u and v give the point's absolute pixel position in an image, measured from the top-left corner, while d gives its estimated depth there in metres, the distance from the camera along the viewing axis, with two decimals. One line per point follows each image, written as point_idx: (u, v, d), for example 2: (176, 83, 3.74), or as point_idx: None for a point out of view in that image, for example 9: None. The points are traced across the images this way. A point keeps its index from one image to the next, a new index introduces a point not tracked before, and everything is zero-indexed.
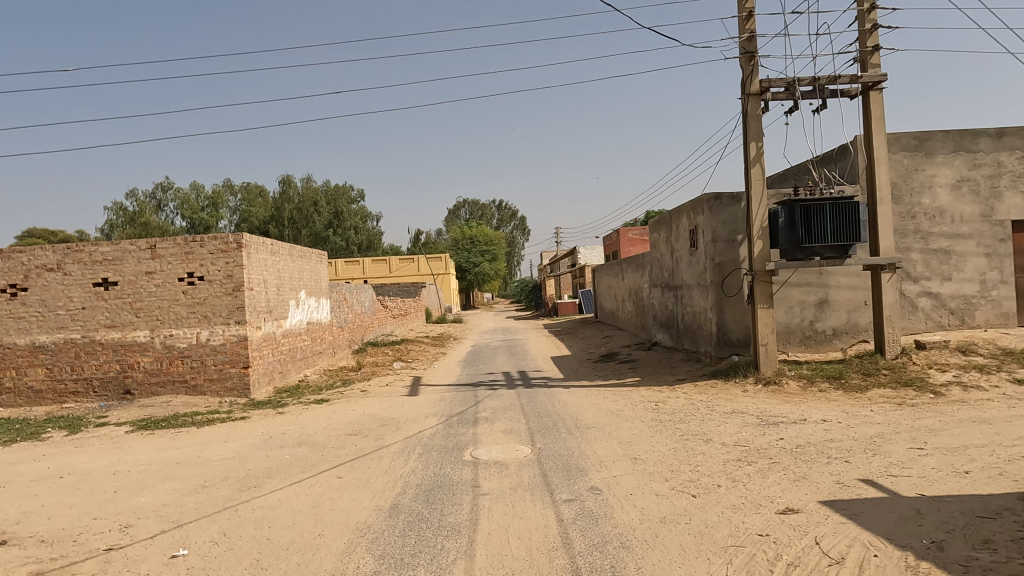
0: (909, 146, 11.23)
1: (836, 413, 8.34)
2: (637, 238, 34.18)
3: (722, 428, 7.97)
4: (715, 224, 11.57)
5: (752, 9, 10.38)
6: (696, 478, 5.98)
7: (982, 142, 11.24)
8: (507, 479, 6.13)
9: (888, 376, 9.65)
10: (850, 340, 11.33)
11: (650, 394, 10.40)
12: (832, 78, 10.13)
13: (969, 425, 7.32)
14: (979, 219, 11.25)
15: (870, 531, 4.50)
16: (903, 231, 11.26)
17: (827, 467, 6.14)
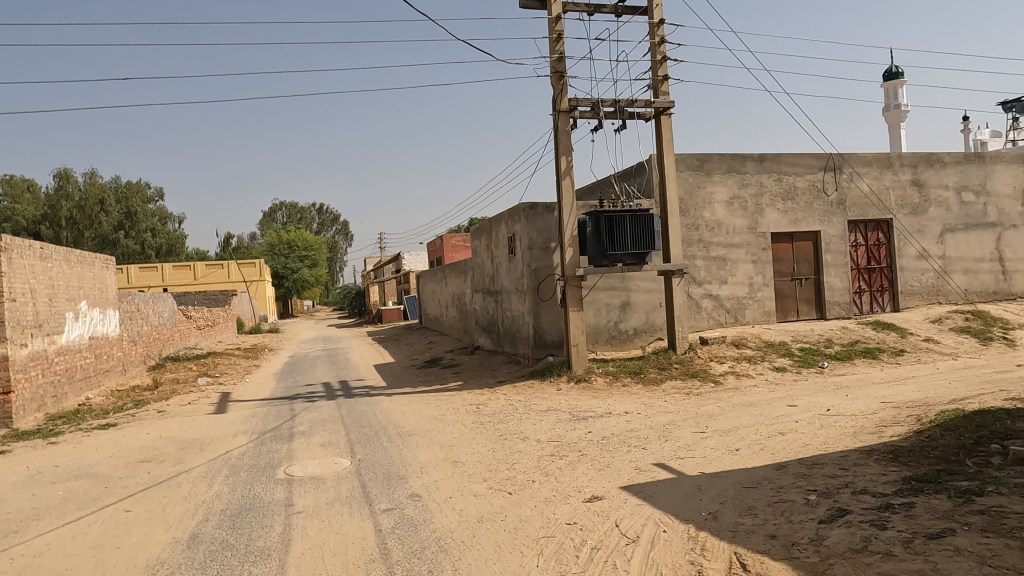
0: (693, 165, 12.75)
1: (635, 405, 9.21)
2: (460, 244, 34.73)
3: (537, 426, 8.40)
4: (530, 232, 12.19)
5: (561, 32, 11.11)
6: (512, 476, 6.24)
7: (748, 165, 13.11)
8: (324, 495, 5.90)
9: (678, 369, 10.86)
10: (649, 339, 12.56)
11: (471, 397, 10.63)
12: (630, 101, 11.19)
13: (740, 409, 8.49)
14: (747, 231, 13.10)
15: (660, 509, 5.02)
16: (689, 240, 12.75)
17: (628, 455, 6.74)
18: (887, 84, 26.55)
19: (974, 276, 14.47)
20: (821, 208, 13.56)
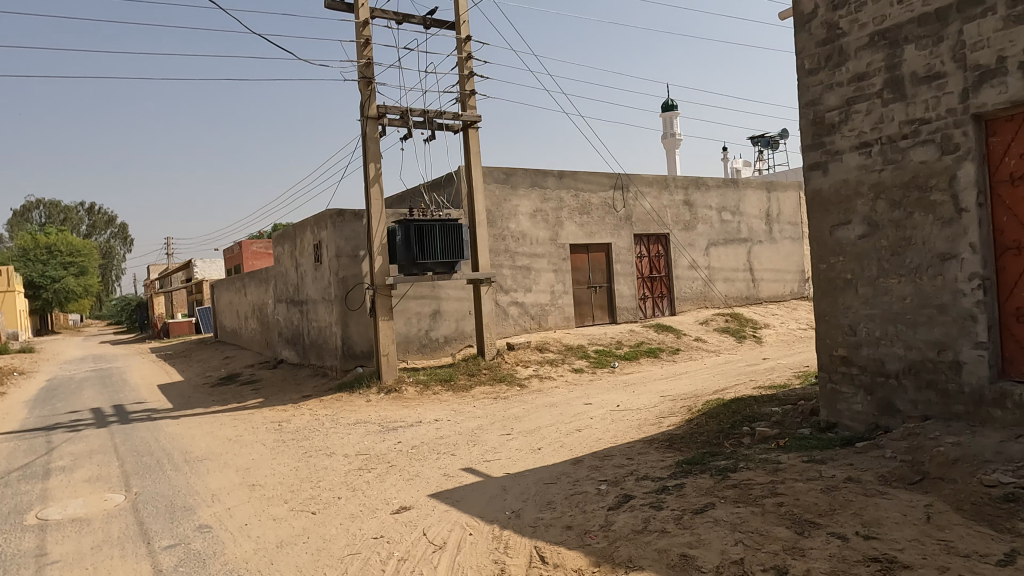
0: (499, 179, 13.30)
1: (445, 412, 9.32)
2: (261, 251, 32.40)
3: (345, 440, 8.12)
4: (338, 240, 11.78)
5: (369, 38, 10.94)
6: (316, 495, 5.95)
7: (549, 180, 14.00)
8: (90, 538, 5.11)
9: (487, 374, 11.21)
10: (459, 346, 12.80)
11: (273, 414, 9.96)
12: (439, 113, 11.35)
13: (542, 410, 9.00)
14: (549, 242, 13.97)
15: (467, 513, 5.14)
16: (496, 250, 13.26)
17: (436, 463, 6.79)
18: (664, 114, 30.05)
19: (732, 283, 16.93)
20: (612, 222, 14.92)
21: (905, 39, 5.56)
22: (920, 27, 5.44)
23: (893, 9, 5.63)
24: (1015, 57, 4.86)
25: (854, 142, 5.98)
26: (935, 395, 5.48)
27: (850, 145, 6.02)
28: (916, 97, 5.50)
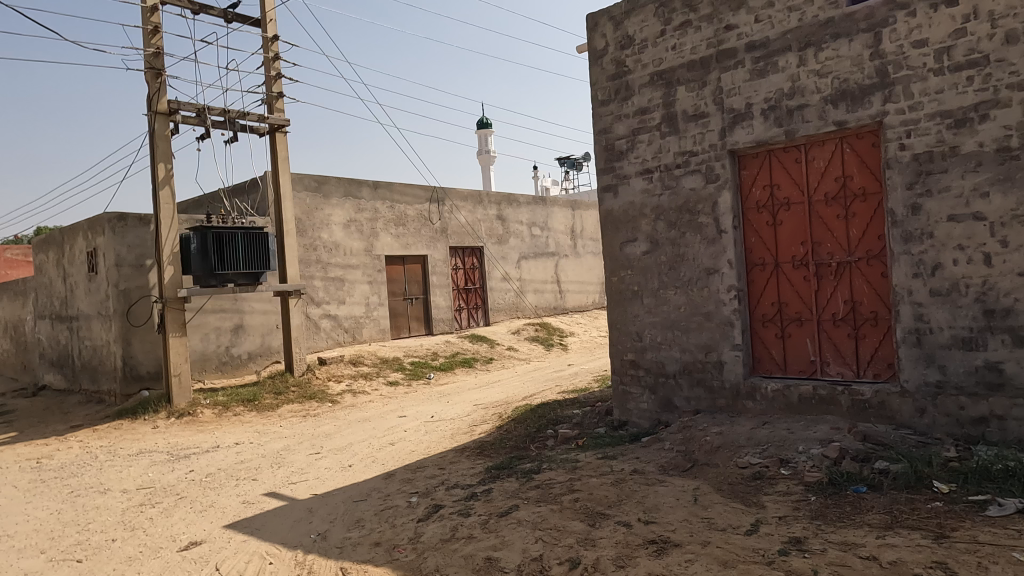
0: (310, 186, 12.74)
1: (247, 434, 8.66)
2: (18, 258, 27.55)
3: (124, 473, 7.17)
4: (118, 247, 10.42)
5: (158, 25, 9.89)
6: (84, 540, 5.18)
7: (364, 191, 13.73)
8: None
9: (296, 392, 10.63)
10: (264, 362, 11.97)
11: (30, 450, 8.49)
12: (242, 113, 10.60)
13: (355, 426, 8.76)
14: (363, 253, 13.67)
15: (268, 541, 4.82)
16: (307, 261, 12.67)
17: (235, 490, 6.27)
18: (479, 130, 31.03)
19: (541, 294, 17.92)
20: (428, 234, 15.02)
21: (678, 80, 6.36)
22: (689, 72, 6.27)
23: (668, 53, 6.42)
24: (758, 105, 5.82)
25: (639, 168, 6.69)
26: (703, 392, 6.29)
27: (636, 170, 6.72)
28: (687, 132, 6.32)
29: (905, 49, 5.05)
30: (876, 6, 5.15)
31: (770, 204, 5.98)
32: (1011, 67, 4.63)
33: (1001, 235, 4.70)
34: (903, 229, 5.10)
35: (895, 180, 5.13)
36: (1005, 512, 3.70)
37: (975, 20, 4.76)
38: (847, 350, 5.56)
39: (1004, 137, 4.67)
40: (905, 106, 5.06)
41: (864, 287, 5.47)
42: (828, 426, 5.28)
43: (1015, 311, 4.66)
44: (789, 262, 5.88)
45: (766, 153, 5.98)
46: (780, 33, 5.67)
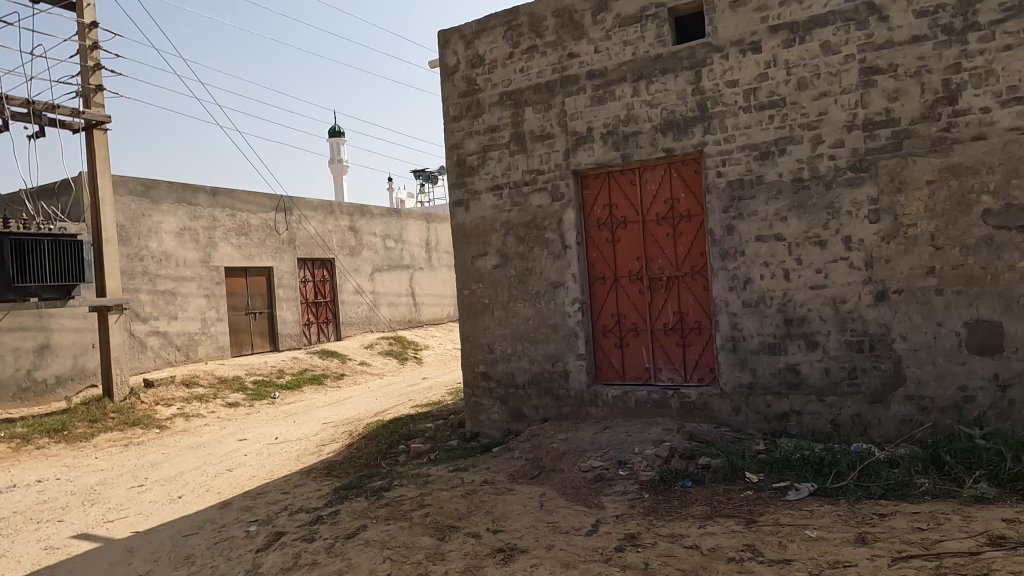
0: (136, 190, 11.55)
1: (53, 470, 7.59)
2: None
3: None
4: None
5: None
6: None
7: (200, 197, 12.72)
8: None
9: (115, 419, 9.51)
10: (77, 387, 10.58)
11: None
12: (50, 106, 9.38)
13: (187, 453, 8.02)
14: (199, 264, 12.63)
15: None
16: (130, 272, 11.44)
17: (35, 535, 5.46)
18: (331, 138, 30.00)
19: (395, 308, 17.64)
20: (273, 245, 14.22)
21: (525, 102, 6.62)
22: (536, 94, 6.56)
23: (516, 75, 6.67)
24: (598, 129, 6.23)
25: (489, 184, 6.86)
26: (550, 401, 6.55)
27: (486, 186, 6.88)
28: (534, 151, 6.59)
29: (720, 87, 5.68)
30: (697, 48, 5.74)
31: (609, 222, 6.39)
32: (802, 109, 5.38)
33: (797, 253, 5.42)
34: (721, 247, 5.70)
35: (713, 204, 5.73)
36: (801, 495, 4.26)
37: (774, 67, 5.48)
38: (676, 357, 6.08)
39: (797, 169, 5.40)
40: (721, 138, 5.68)
41: (689, 299, 6.02)
42: (660, 427, 5.73)
43: (808, 320, 5.39)
44: (626, 276, 6.32)
45: (605, 174, 6.39)
46: (617, 64, 6.12)
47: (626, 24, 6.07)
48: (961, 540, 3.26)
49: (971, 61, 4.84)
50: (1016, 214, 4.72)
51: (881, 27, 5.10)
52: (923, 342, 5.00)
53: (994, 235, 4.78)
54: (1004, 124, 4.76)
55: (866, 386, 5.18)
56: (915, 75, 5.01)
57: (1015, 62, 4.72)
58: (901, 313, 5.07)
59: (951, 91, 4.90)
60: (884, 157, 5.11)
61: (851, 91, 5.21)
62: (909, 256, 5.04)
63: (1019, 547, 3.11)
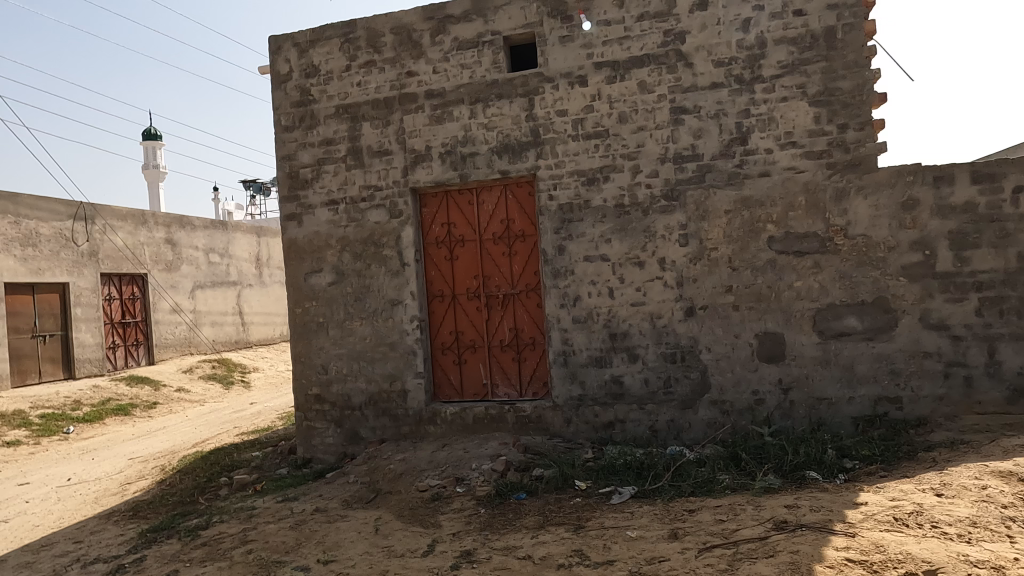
0: None
1: None
2: None
3: None
4: None
5: None
6: None
7: None
8: None
9: None
10: None
11: None
12: None
13: None
14: None
15: None
16: None
17: None
18: (146, 140, 27.13)
19: (219, 328, 16.24)
20: (69, 258, 12.48)
21: (363, 116, 6.51)
22: (374, 109, 6.47)
23: (353, 89, 6.53)
24: (437, 148, 6.29)
25: (323, 198, 6.62)
26: (388, 421, 6.41)
27: (321, 201, 6.63)
28: (372, 167, 6.48)
29: (551, 116, 6.01)
30: (530, 77, 6.04)
31: (447, 240, 6.45)
32: (622, 141, 5.86)
33: (620, 273, 5.85)
34: (553, 266, 5.99)
35: (545, 225, 6.01)
36: (623, 499, 4.57)
37: (599, 100, 5.91)
38: (512, 373, 6.25)
39: (619, 195, 5.86)
40: (552, 163, 6.00)
41: (524, 316, 6.24)
42: (497, 442, 5.85)
43: (629, 334, 5.83)
44: (464, 294, 6.40)
45: (443, 193, 6.46)
46: (455, 86, 6.23)
47: (463, 48, 6.21)
48: (753, 527, 3.69)
49: (757, 108, 5.60)
50: (793, 241, 5.51)
51: (687, 72, 5.73)
52: (724, 353, 5.62)
53: (777, 258, 5.54)
54: (782, 164, 5.55)
55: (678, 394, 5.71)
56: (714, 117, 5.68)
57: (790, 112, 5.53)
58: (706, 327, 5.67)
59: (742, 133, 5.63)
60: (691, 188, 5.71)
61: (663, 127, 5.78)
62: (712, 276, 5.66)
63: (797, 528, 3.59)
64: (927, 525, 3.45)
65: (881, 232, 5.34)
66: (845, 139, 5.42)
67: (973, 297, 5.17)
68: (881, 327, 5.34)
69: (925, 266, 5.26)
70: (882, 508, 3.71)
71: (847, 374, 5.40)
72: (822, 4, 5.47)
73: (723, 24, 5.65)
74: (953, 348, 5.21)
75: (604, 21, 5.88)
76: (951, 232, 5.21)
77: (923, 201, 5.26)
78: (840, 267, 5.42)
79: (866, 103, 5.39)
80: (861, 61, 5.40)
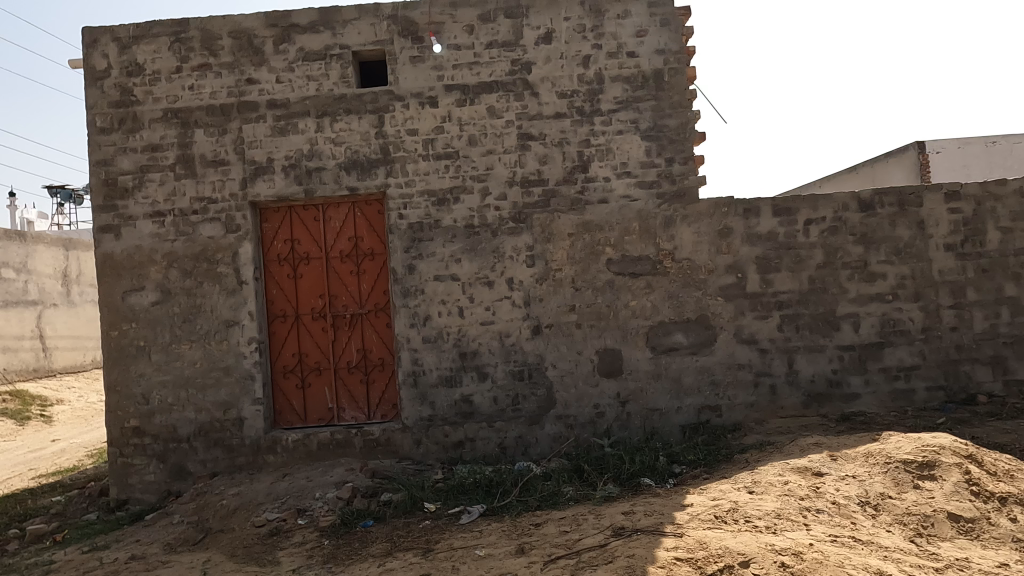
0: None
1: None
2: None
3: None
4: None
5: None
6: None
7: None
8: None
9: None
10: None
11: None
12: None
13: None
14: None
15: None
16: None
17: None
18: None
19: (13, 355, 13.99)
20: None
21: (195, 122, 6.02)
22: (208, 116, 6.01)
23: (184, 92, 6.03)
24: (279, 161, 5.98)
25: (147, 209, 6.01)
26: (221, 452, 5.89)
27: (144, 212, 6.01)
28: (205, 177, 6.01)
29: (401, 134, 5.98)
30: (380, 94, 5.97)
31: (290, 258, 6.13)
32: (472, 163, 5.97)
33: (469, 292, 5.92)
34: (403, 285, 5.92)
35: (395, 244, 5.93)
36: (472, 518, 4.58)
37: (449, 122, 5.99)
38: (360, 395, 6.05)
39: (469, 216, 5.95)
40: (402, 182, 5.95)
41: (373, 337, 6.09)
42: (343, 469, 5.61)
43: (479, 353, 5.90)
44: (308, 314, 6.10)
45: (287, 208, 6.14)
46: (300, 98, 5.99)
47: (310, 59, 6.00)
48: (594, 535, 3.87)
49: (597, 139, 5.99)
50: (628, 263, 5.93)
51: (533, 101, 5.99)
52: (568, 369, 5.88)
53: (615, 279, 5.92)
54: (619, 192, 5.97)
55: (526, 410, 5.87)
56: (558, 145, 5.99)
57: (625, 144, 5.99)
58: (551, 344, 5.90)
59: (583, 161, 5.98)
60: (536, 211, 5.95)
61: (511, 152, 5.98)
62: (556, 295, 5.92)
63: (633, 533, 3.82)
64: (741, 521, 3.83)
65: (702, 256, 5.93)
66: (671, 171, 5.97)
67: (776, 314, 5.90)
68: (704, 342, 5.90)
69: (738, 287, 5.91)
70: (705, 507, 4.07)
71: (675, 386, 5.88)
72: (651, 48, 6.00)
73: (566, 58, 6.00)
74: (761, 359, 5.89)
75: (454, 45, 5.99)
76: (758, 257, 5.91)
77: (736, 230, 5.92)
78: (668, 288, 5.93)
79: (688, 140, 5.98)
80: (684, 103, 5.99)
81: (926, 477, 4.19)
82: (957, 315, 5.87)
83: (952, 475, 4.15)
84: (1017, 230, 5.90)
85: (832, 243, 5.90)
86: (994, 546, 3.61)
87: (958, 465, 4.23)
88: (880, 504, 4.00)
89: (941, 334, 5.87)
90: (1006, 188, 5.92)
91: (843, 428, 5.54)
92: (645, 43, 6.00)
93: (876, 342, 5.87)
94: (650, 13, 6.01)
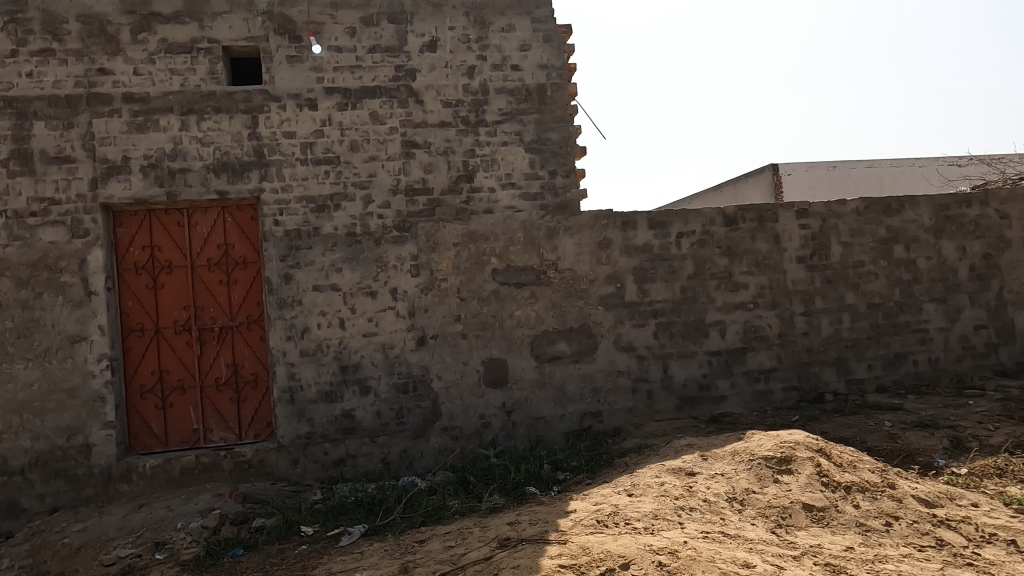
0: None
1: None
2: None
3: None
4: None
5: None
6: None
7: None
8: None
9: None
10: None
11: None
12: None
13: None
14: None
15: None
16: None
17: None
18: None
19: None
20: None
21: (34, 113, 5.37)
22: (50, 107, 5.38)
23: (20, 79, 5.36)
24: (137, 160, 5.46)
25: None
26: (64, 484, 5.23)
27: None
28: (46, 175, 5.36)
29: (277, 137, 5.67)
30: (253, 93, 5.63)
31: (149, 266, 5.59)
32: (354, 169, 5.78)
33: (351, 303, 5.70)
34: (279, 296, 5.59)
35: (270, 252, 5.60)
36: (353, 539, 4.38)
37: (329, 126, 5.76)
38: (230, 414, 5.62)
39: (350, 224, 5.74)
40: (278, 187, 5.64)
41: (244, 351, 5.68)
42: (209, 495, 5.17)
43: (361, 366, 5.69)
44: (170, 327, 5.59)
45: (145, 212, 5.62)
46: (161, 93, 5.51)
47: (173, 51, 5.54)
48: (479, 548, 3.82)
49: (481, 149, 6.01)
50: (513, 273, 5.98)
51: (417, 109, 5.91)
52: (453, 380, 5.82)
53: (500, 289, 5.94)
54: (504, 203, 6.02)
55: (410, 424, 5.72)
56: (443, 154, 5.94)
57: (510, 156, 6.05)
58: (436, 355, 5.81)
59: (468, 171, 5.97)
60: (421, 220, 5.86)
61: (394, 159, 5.85)
62: (442, 306, 5.85)
63: (518, 543, 3.81)
64: (622, 523, 3.95)
65: (584, 267, 6.10)
66: (554, 184, 6.11)
67: (653, 322, 6.18)
68: (585, 350, 6.06)
69: (617, 297, 6.14)
70: (588, 513, 4.15)
71: (559, 394, 5.99)
72: (535, 63, 6.13)
73: (451, 67, 5.98)
74: (638, 365, 6.14)
75: (334, 47, 5.78)
76: (635, 268, 6.18)
77: (614, 241, 6.16)
78: (551, 298, 6.04)
79: (570, 154, 6.15)
80: (566, 118, 6.16)
81: (784, 471, 4.54)
82: (807, 321, 6.45)
83: (805, 468, 4.53)
84: (855, 245, 6.60)
85: (702, 255, 6.29)
86: (841, 531, 3.97)
87: (810, 458, 4.62)
88: (745, 499, 4.28)
89: (795, 338, 6.42)
90: (846, 208, 6.60)
91: (711, 429, 5.89)
92: (529, 57, 6.12)
93: (740, 347, 6.32)
94: (533, 29, 6.14)
